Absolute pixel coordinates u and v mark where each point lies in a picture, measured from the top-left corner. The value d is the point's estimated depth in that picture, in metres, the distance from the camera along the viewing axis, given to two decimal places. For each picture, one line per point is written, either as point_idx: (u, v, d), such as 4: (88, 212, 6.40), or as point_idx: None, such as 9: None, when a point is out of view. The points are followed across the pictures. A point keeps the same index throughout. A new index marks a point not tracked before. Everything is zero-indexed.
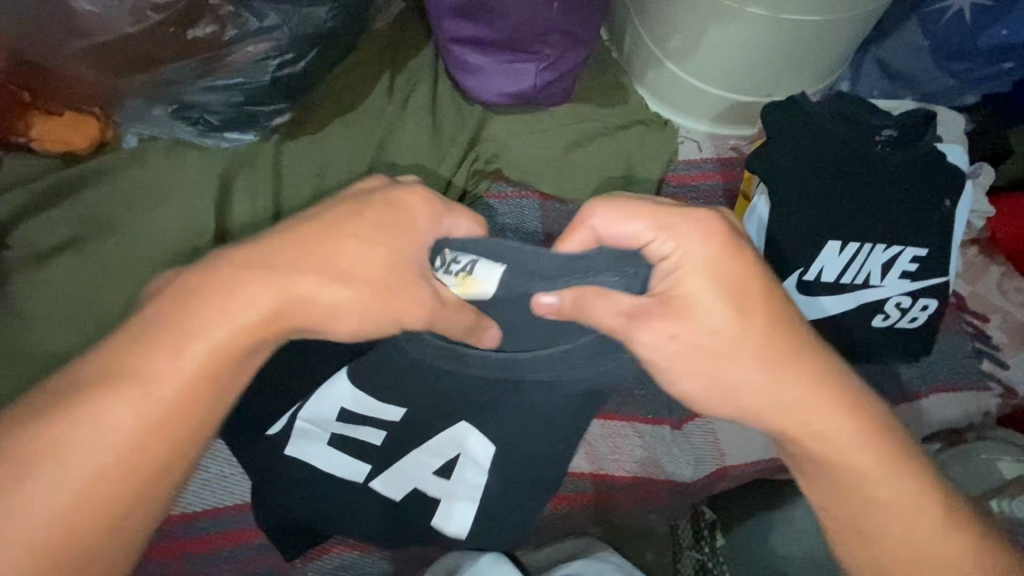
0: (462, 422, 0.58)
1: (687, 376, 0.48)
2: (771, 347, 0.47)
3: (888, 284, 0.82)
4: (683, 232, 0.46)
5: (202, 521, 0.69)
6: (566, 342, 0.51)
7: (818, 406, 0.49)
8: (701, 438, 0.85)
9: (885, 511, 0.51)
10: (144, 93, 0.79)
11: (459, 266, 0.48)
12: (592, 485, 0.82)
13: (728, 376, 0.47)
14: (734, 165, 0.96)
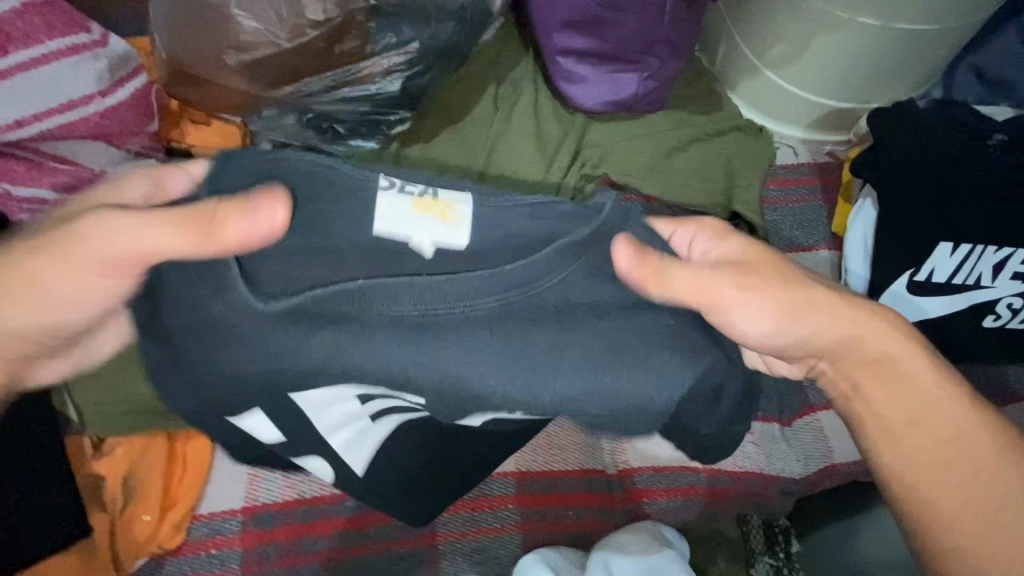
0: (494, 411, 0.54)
1: (769, 336, 0.55)
2: (782, 294, 0.55)
3: (999, 286, 0.83)
4: (701, 221, 0.58)
5: (351, 502, 0.73)
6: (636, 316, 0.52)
7: (834, 342, 0.57)
8: (811, 434, 0.87)
9: (915, 435, 0.57)
10: (282, 103, 0.84)
11: (414, 190, 0.50)
12: (705, 478, 0.83)
13: (795, 331, 0.56)
14: (831, 168, 0.98)
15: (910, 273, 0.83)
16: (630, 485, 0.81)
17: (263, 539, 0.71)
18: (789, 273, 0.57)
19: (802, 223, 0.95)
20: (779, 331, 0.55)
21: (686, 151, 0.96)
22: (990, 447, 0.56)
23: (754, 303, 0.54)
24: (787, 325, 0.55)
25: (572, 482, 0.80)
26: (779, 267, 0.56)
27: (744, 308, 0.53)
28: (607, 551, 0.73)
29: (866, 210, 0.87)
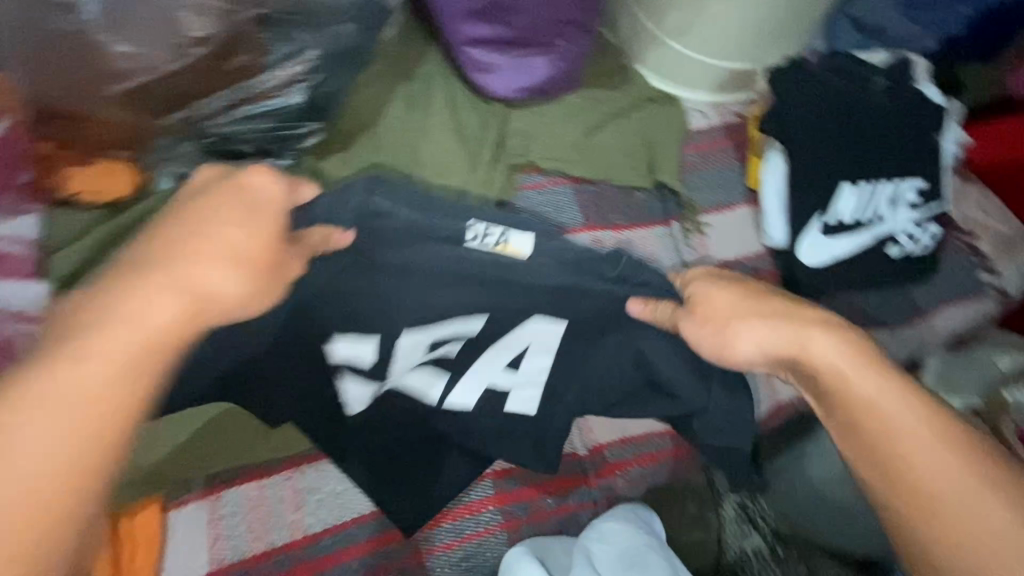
0: (538, 313, 0.63)
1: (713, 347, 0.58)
2: (729, 307, 0.58)
3: (896, 216, 0.91)
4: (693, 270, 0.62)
5: (326, 538, 0.71)
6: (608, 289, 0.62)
7: (789, 349, 0.56)
8: (754, 379, 0.95)
9: (894, 454, 0.51)
10: (176, 131, 0.77)
11: (494, 238, 0.58)
12: (670, 441, 0.88)
13: (734, 336, 0.57)
14: (740, 128, 1.04)
15: (819, 216, 0.89)
16: (601, 462, 0.84)
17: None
18: (756, 299, 0.59)
19: (721, 184, 0.99)
20: (715, 341, 0.58)
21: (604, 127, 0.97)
22: (978, 477, 0.48)
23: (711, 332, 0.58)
24: (744, 347, 0.57)
25: (548, 470, 0.81)
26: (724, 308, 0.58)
27: (695, 325, 0.58)
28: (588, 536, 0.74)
29: (774, 163, 0.91)
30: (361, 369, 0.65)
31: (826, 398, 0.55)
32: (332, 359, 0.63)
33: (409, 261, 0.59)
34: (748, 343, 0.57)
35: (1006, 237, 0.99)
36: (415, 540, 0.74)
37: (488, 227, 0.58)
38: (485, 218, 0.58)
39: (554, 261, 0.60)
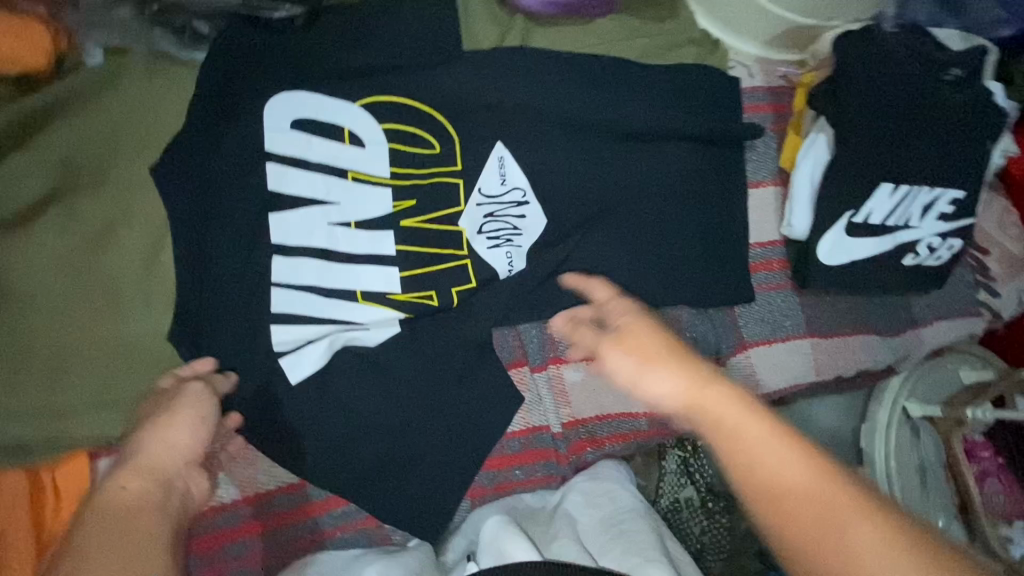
0: (393, 270, 0.69)
1: (616, 371, 0.52)
2: (676, 355, 0.49)
3: (925, 225, 0.84)
4: (659, 374, 0.49)
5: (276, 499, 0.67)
6: (360, 242, 0.68)
7: (726, 401, 0.45)
8: (741, 369, 0.89)
9: (767, 506, 0.42)
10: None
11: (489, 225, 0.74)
12: (645, 422, 0.82)
13: (651, 386, 0.49)
14: (784, 94, 0.91)
15: (850, 213, 0.81)
16: (575, 438, 0.79)
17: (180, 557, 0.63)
18: (684, 357, 0.49)
19: (752, 156, 0.89)
20: (638, 367, 0.50)
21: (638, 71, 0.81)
22: (844, 504, 0.40)
23: (634, 366, 0.50)
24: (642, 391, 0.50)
25: (516, 444, 0.76)
26: (662, 391, 0.48)
27: (624, 364, 0.51)
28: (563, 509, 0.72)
29: (818, 145, 0.82)
30: (500, 207, 0.74)
31: (645, 393, 0.50)
32: (493, 241, 0.74)
33: (347, 194, 0.69)
34: (665, 391, 0.48)
35: (1013, 256, 0.97)
36: (330, 515, 0.68)
37: (510, 208, 0.74)
38: (513, 173, 0.74)
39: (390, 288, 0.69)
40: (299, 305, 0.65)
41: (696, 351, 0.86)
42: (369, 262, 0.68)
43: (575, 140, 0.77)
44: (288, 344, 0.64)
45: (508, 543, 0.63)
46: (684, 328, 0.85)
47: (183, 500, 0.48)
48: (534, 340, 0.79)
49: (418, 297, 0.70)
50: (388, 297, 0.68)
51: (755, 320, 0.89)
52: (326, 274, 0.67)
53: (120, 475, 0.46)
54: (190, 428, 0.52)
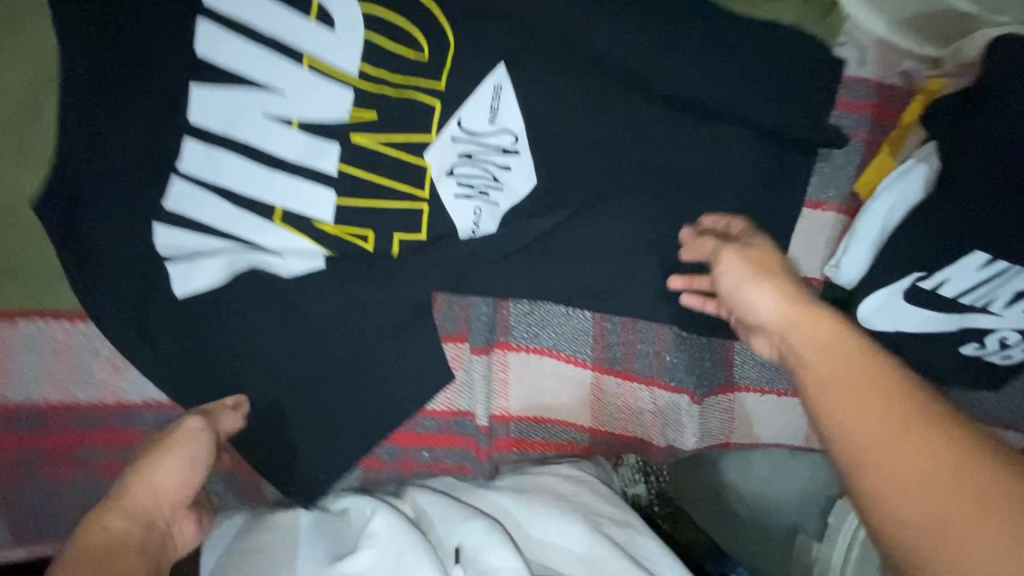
0: (328, 192, 0.56)
1: (747, 299, 0.44)
2: (757, 258, 0.46)
3: (1006, 315, 0.64)
4: (757, 290, 0.44)
5: (142, 413, 0.59)
6: (297, 150, 0.55)
7: (821, 335, 0.39)
8: (718, 411, 0.76)
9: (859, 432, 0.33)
10: None
11: (463, 169, 0.59)
12: (585, 437, 0.73)
13: (746, 297, 0.44)
14: (896, 97, 0.69)
15: (916, 276, 0.63)
16: (501, 434, 0.71)
17: (22, 446, 0.57)
18: (772, 258, 0.46)
19: (823, 169, 0.69)
20: (740, 280, 0.45)
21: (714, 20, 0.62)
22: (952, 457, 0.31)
23: (742, 273, 0.46)
24: (765, 314, 0.42)
25: (431, 423, 0.68)
26: (763, 308, 0.43)
27: (729, 271, 0.47)
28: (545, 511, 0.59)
29: (912, 180, 0.63)
30: (483, 150, 0.59)
31: (749, 312, 0.44)
32: (464, 190, 0.60)
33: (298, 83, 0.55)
34: (762, 304, 0.43)
35: None
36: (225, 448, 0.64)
37: (494, 155, 0.59)
38: (509, 112, 0.58)
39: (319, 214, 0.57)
40: (204, 209, 0.53)
41: (671, 379, 0.73)
42: (302, 176, 0.55)
43: (602, 89, 0.60)
44: (181, 251, 0.54)
45: (489, 551, 0.52)
46: (666, 352, 0.72)
47: (164, 540, 0.44)
48: (482, 317, 0.67)
49: (353, 238, 0.58)
50: (314, 225, 0.56)
51: (753, 364, 0.75)
52: (250, 179, 0.54)
53: (106, 512, 0.42)
54: (185, 470, 0.47)
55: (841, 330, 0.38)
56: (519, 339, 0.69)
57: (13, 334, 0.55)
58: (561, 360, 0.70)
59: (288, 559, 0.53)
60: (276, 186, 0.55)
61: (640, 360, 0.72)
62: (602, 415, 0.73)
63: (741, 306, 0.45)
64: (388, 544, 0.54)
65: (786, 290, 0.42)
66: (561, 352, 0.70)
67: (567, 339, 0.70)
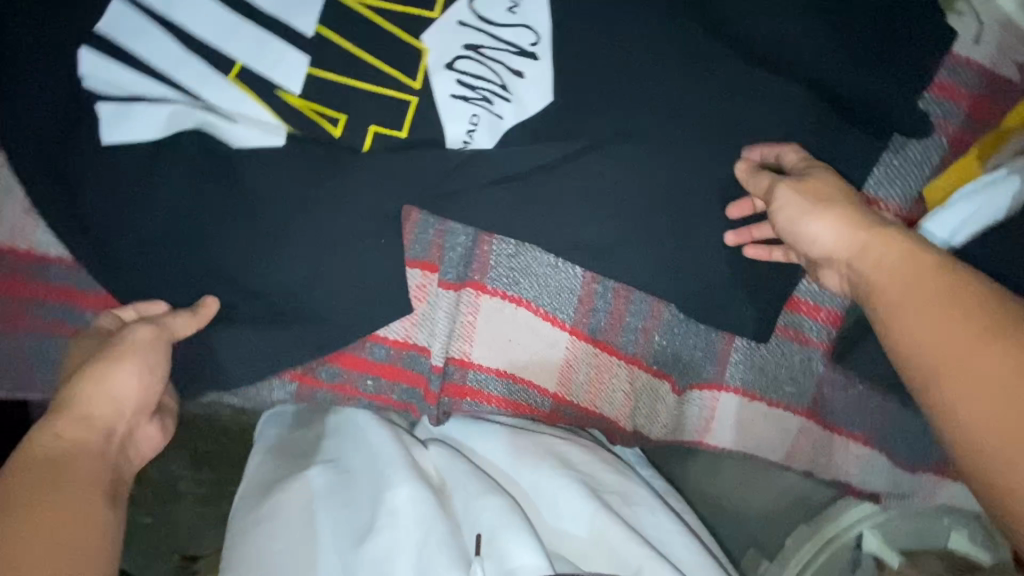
0: (294, 52, 0.47)
1: (813, 233, 0.45)
2: (822, 187, 0.46)
3: None
4: (818, 223, 0.44)
5: (56, 268, 0.52)
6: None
7: (899, 270, 0.39)
8: (700, 407, 0.68)
9: (934, 346, 0.35)
10: None
11: (466, 66, 0.50)
12: (549, 404, 0.66)
13: (807, 232, 0.45)
14: (1004, 93, 0.57)
15: None
16: (456, 380, 0.64)
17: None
18: (835, 189, 0.46)
19: (897, 159, 0.57)
20: (804, 208, 0.46)
21: None
22: None
23: (798, 204, 0.46)
24: (825, 238, 0.44)
25: (382, 351, 0.61)
26: (828, 241, 0.44)
27: (787, 204, 0.47)
28: (547, 485, 0.55)
29: (997, 193, 0.52)
30: (495, 48, 0.50)
31: (813, 248, 0.45)
32: (463, 91, 0.50)
33: None
34: (825, 231, 0.44)
35: None
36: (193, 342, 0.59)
37: (506, 56, 0.50)
38: (534, 7, 0.50)
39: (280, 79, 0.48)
40: (149, 46, 0.47)
41: (655, 361, 0.66)
42: (266, 29, 0.47)
43: (648, 3, 0.49)
44: (115, 88, 0.47)
45: (502, 536, 0.49)
46: (656, 330, 0.64)
47: (123, 448, 0.43)
48: (458, 248, 0.59)
49: (319, 118, 0.49)
50: (274, 91, 0.48)
51: (750, 366, 0.66)
52: (207, 23, 0.47)
53: (57, 418, 0.40)
54: (143, 377, 0.44)
55: (900, 244, 0.40)
56: (495, 282, 0.61)
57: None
58: (538, 314, 0.62)
59: (305, 528, 0.51)
60: (238, 35, 0.47)
61: (625, 333, 0.64)
62: (571, 384, 0.66)
63: (807, 241, 0.46)
64: (410, 527, 0.50)
65: (845, 214, 0.43)
66: (540, 306, 0.62)
67: (552, 292, 0.62)
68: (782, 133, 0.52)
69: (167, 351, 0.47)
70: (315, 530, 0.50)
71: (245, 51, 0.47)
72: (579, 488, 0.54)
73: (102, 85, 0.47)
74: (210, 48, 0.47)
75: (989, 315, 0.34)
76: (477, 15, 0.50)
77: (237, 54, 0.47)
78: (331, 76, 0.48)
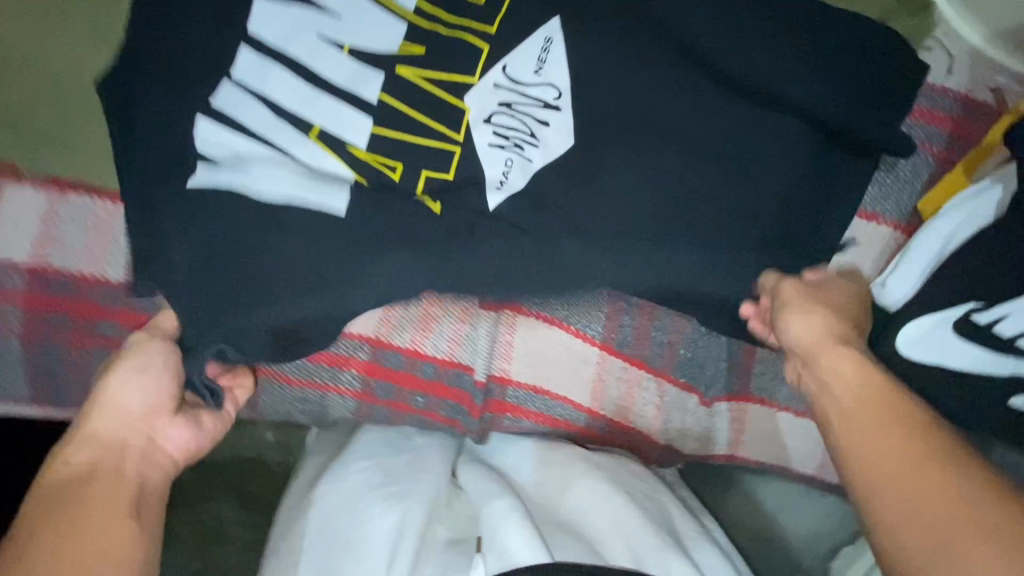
0: (366, 118, 0.58)
1: (794, 331, 0.54)
2: (814, 291, 0.56)
3: None
4: (810, 318, 0.53)
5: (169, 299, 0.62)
6: (341, 72, 0.57)
7: (857, 376, 0.49)
8: (727, 420, 0.72)
9: (872, 452, 0.45)
10: None
11: (501, 119, 0.59)
12: (583, 418, 0.71)
13: (788, 325, 0.54)
14: (981, 114, 0.63)
15: (972, 305, 0.58)
16: (497, 395, 0.70)
17: (49, 307, 0.62)
18: (827, 293, 0.56)
19: (888, 178, 0.64)
20: (795, 306, 0.54)
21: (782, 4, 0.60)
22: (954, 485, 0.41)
23: (799, 299, 0.55)
24: (802, 335, 0.53)
25: (430, 369, 0.68)
26: (801, 334, 0.53)
27: (796, 296, 0.55)
28: (575, 494, 0.60)
29: (983, 202, 0.58)
30: (524, 102, 0.59)
31: (793, 335, 0.53)
32: (499, 140, 0.59)
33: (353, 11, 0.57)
34: (804, 328, 0.53)
35: None
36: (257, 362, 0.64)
37: (534, 108, 0.59)
38: (555, 67, 0.59)
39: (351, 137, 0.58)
40: (246, 115, 0.57)
41: (682, 374, 0.70)
42: (342, 99, 0.57)
43: (650, 57, 0.58)
44: (218, 148, 0.57)
45: (509, 532, 0.53)
46: (680, 344, 0.69)
47: (145, 454, 0.50)
48: None
49: (382, 168, 0.59)
50: (346, 148, 0.58)
51: (775, 374, 0.70)
52: (293, 94, 0.57)
53: (70, 449, 0.48)
54: (149, 386, 0.52)
55: (858, 363, 0.50)
56: (530, 303, 0.68)
57: (59, 202, 0.60)
58: (569, 332, 0.69)
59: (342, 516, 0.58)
60: (318, 105, 0.57)
61: (653, 348, 0.69)
62: (604, 398, 0.71)
63: (783, 333, 0.55)
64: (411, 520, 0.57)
65: (823, 319, 0.53)
66: (572, 324, 0.68)
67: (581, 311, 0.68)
68: (776, 159, 0.59)
69: (168, 349, 0.55)
70: (355, 516, 0.57)
71: (325, 117, 0.58)
72: (605, 494, 0.59)
73: (207, 147, 0.57)
74: (294, 114, 0.57)
75: (930, 445, 0.44)
76: (508, 76, 0.59)
77: (320, 121, 0.57)
78: (390, 132, 0.58)
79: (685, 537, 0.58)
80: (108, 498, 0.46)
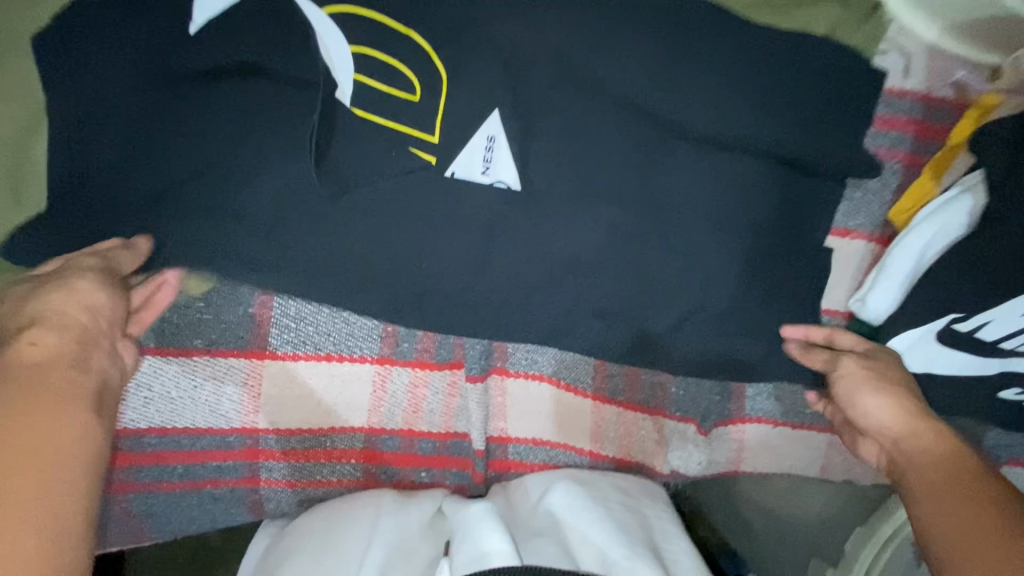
0: (316, 245, 0.56)
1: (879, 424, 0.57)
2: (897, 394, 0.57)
3: None
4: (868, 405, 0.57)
5: (151, 437, 0.60)
6: (277, 187, 0.54)
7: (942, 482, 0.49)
8: (729, 444, 0.73)
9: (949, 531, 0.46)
10: None
11: (453, 224, 0.58)
12: (588, 462, 0.72)
13: (867, 406, 0.57)
14: (941, 113, 0.62)
15: (953, 317, 0.58)
16: (501, 455, 0.71)
17: None
18: (915, 420, 0.55)
19: (855, 194, 0.63)
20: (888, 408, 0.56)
21: (713, 41, 0.59)
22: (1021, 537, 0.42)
23: (856, 380, 0.58)
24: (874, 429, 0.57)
25: (429, 445, 0.68)
26: (881, 411, 0.57)
27: (878, 403, 0.57)
28: (566, 508, 0.62)
29: (955, 211, 0.57)
30: (474, 203, 0.58)
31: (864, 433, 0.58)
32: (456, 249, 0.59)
33: (275, 123, 0.53)
34: (880, 409, 0.57)
35: None
36: (253, 466, 0.64)
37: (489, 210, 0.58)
38: (503, 163, 0.58)
39: (299, 245, 0.56)
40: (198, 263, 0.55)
41: (675, 408, 0.72)
42: (283, 214, 0.55)
43: (588, 119, 0.58)
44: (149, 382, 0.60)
45: (483, 538, 0.56)
46: (671, 384, 0.71)
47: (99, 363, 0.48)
48: (476, 345, 0.66)
49: (347, 267, 0.57)
50: (301, 275, 0.57)
51: (764, 398, 0.72)
52: (236, 227, 0.55)
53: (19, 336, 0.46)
54: (93, 293, 0.50)
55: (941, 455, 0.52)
56: (517, 366, 0.68)
57: None
58: (559, 387, 0.69)
59: (326, 534, 0.60)
60: (262, 235, 0.55)
61: (643, 391, 0.71)
62: (603, 441, 0.72)
63: (869, 412, 0.57)
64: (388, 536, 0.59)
65: (893, 395, 0.57)
66: (560, 379, 0.69)
67: (571, 364, 0.68)
68: (729, 199, 0.60)
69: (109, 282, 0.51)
70: (336, 533, 0.60)
71: (271, 241, 0.55)
72: (592, 508, 0.62)
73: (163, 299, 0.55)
74: (237, 235, 0.55)
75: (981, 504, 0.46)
76: (454, 178, 0.57)
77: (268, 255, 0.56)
78: (342, 236, 0.56)
79: (664, 553, 0.60)
80: (68, 399, 0.44)
